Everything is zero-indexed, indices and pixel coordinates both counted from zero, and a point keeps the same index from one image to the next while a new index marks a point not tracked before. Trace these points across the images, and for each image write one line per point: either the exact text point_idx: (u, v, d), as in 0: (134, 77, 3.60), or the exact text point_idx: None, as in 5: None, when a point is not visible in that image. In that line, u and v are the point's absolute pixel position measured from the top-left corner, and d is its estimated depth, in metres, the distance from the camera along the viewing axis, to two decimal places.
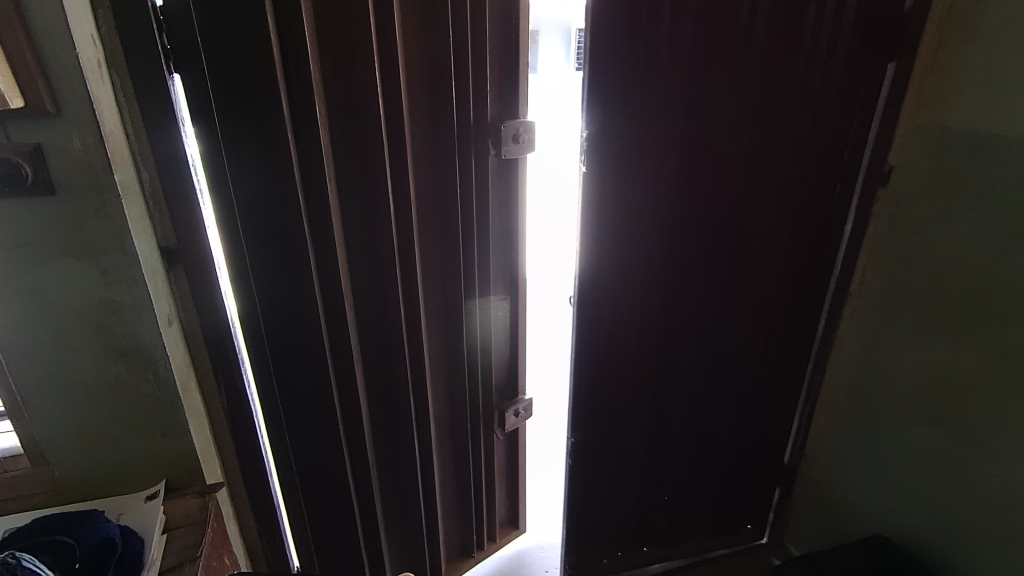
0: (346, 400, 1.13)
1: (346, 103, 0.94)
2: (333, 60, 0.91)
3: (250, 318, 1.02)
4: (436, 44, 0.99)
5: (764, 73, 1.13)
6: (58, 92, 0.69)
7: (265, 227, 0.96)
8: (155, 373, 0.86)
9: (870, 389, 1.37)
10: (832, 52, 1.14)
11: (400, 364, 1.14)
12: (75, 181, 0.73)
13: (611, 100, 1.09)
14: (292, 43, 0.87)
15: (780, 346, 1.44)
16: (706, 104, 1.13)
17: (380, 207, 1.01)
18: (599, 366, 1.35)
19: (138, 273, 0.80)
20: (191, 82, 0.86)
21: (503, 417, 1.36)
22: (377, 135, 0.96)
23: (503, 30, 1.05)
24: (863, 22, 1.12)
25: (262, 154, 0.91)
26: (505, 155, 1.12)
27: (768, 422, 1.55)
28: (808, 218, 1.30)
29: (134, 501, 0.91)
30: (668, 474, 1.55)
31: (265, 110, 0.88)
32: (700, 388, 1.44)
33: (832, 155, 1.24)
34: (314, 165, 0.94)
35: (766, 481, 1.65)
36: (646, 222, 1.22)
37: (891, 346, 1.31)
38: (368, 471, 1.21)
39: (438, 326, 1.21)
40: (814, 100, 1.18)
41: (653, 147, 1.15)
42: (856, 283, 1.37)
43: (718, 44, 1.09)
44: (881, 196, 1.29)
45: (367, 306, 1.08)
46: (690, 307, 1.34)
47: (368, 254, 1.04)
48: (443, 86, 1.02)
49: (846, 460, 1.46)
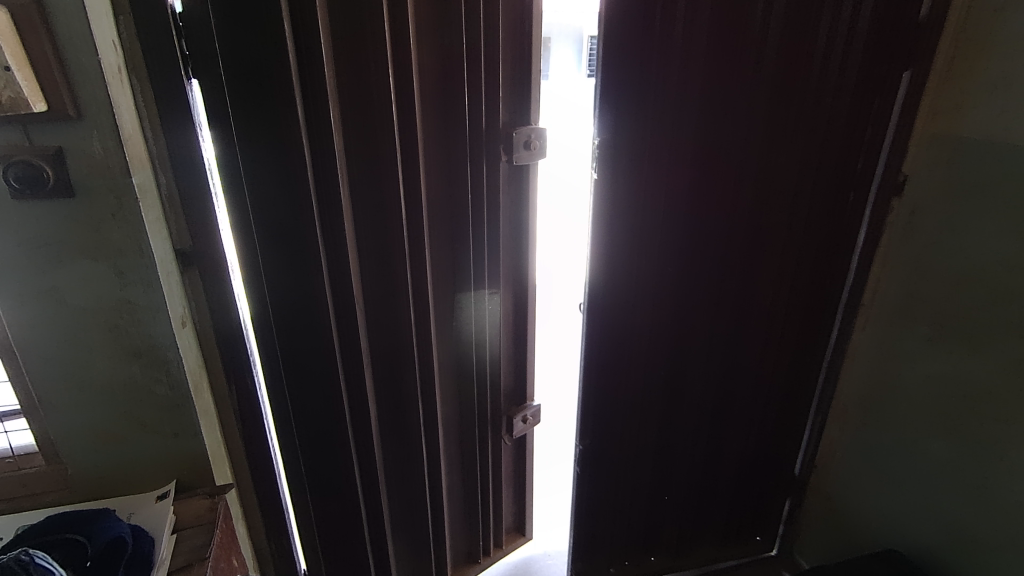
0: (355, 403, 1.13)
1: (359, 109, 0.95)
2: (347, 67, 0.93)
3: (262, 320, 1.03)
4: (449, 51, 1.01)
5: (777, 80, 1.13)
6: (79, 97, 0.70)
7: (278, 230, 0.97)
8: (168, 374, 0.87)
9: (883, 400, 1.35)
10: (847, 59, 1.13)
11: (409, 369, 1.15)
12: (94, 184, 0.74)
13: (622, 108, 1.09)
14: (308, 48, 0.88)
15: (790, 355, 1.43)
16: (719, 110, 1.13)
17: (392, 212, 1.02)
18: (608, 371, 1.35)
19: (154, 274, 0.81)
20: (208, 86, 0.87)
21: (511, 422, 1.37)
22: (390, 140, 0.98)
23: (516, 37, 1.06)
24: (877, 29, 1.11)
25: (277, 159, 0.92)
26: (517, 161, 1.13)
27: (777, 432, 1.54)
28: (819, 228, 1.29)
29: (145, 500, 0.91)
30: (676, 483, 1.54)
31: (281, 114, 0.89)
32: (711, 396, 1.43)
33: (846, 163, 1.24)
34: (328, 170, 0.95)
35: (775, 491, 1.63)
36: (658, 228, 1.21)
37: (903, 358, 1.29)
38: (375, 474, 1.21)
39: (447, 331, 1.21)
40: (828, 107, 1.17)
41: (665, 153, 1.15)
42: (869, 293, 1.36)
43: (731, 50, 1.09)
44: (895, 205, 1.27)
45: (377, 309, 1.10)
46: (700, 317, 1.33)
47: (380, 258, 1.06)
48: (455, 92, 1.03)
49: (857, 471, 1.45)
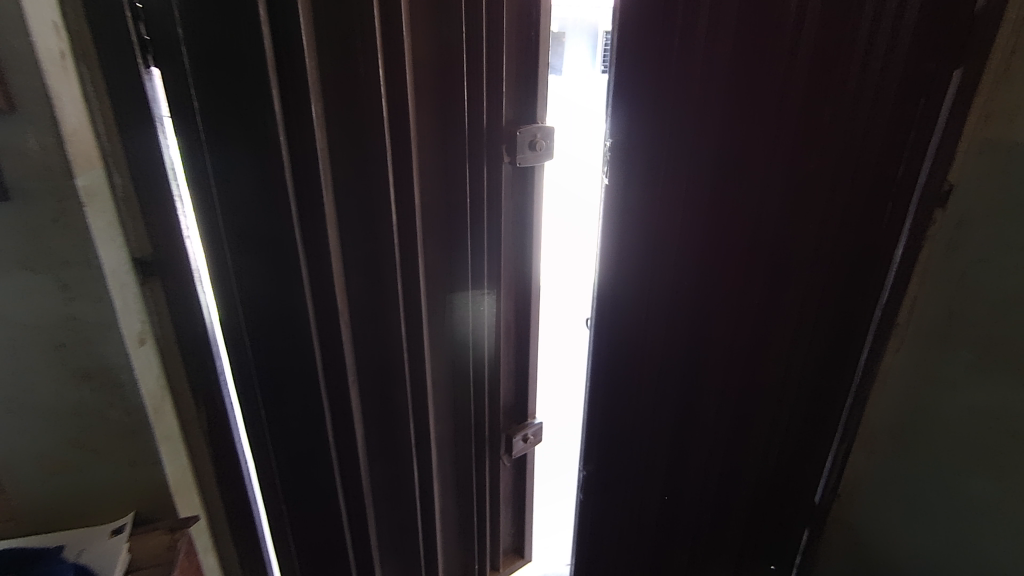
0: (339, 423, 1.05)
1: (346, 106, 0.86)
2: (332, 58, 0.83)
3: (234, 334, 0.93)
4: (448, 42, 0.91)
5: (811, 78, 1.01)
6: (12, 88, 0.62)
7: (251, 236, 0.87)
8: (123, 398, 0.78)
9: (918, 430, 1.23)
10: (890, 55, 1.01)
11: (400, 387, 1.06)
12: (32, 186, 0.65)
13: (637, 108, 1.00)
14: (287, 36, 0.79)
15: (813, 377, 1.32)
16: (744, 112, 1.02)
17: (382, 218, 0.93)
18: (616, 393, 1.26)
19: (104, 288, 0.72)
20: (171, 77, 0.77)
21: (511, 442, 1.30)
22: (380, 139, 0.88)
23: (522, 28, 0.96)
24: (927, 22, 0.99)
25: (250, 159, 0.82)
26: (521, 162, 1.03)
27: (798, 458, 1.43)
28: (851, 242, 1.18)
29: (98, 536, 0.82)
30: (687, 512, 1.43)
31: (253, 108, 0.80)
32: (727, 420, 1.33)
33: (885, 170, 1.11)
34: (309, 170, 0.85)
35: (792, 520, 1.52)
36: (675, 240, 1.11)
37: (942, 386, 1.17)
38: (362, 497, 1.12)
39: (443, 346, 1.12)
40: (867, 109, 1.05)
41: (685, 159, 1.04)
42: (905, 312, 1.23)
43: (760, 44, 0.98)
44: (939, 219, 1.14)
45: (364, 322, 1.01)
46: (718, 334, 1.23)
47: (369, 268, 0.96)
48: (453, 87, 0.93)
49: (884, 505, 1.33)
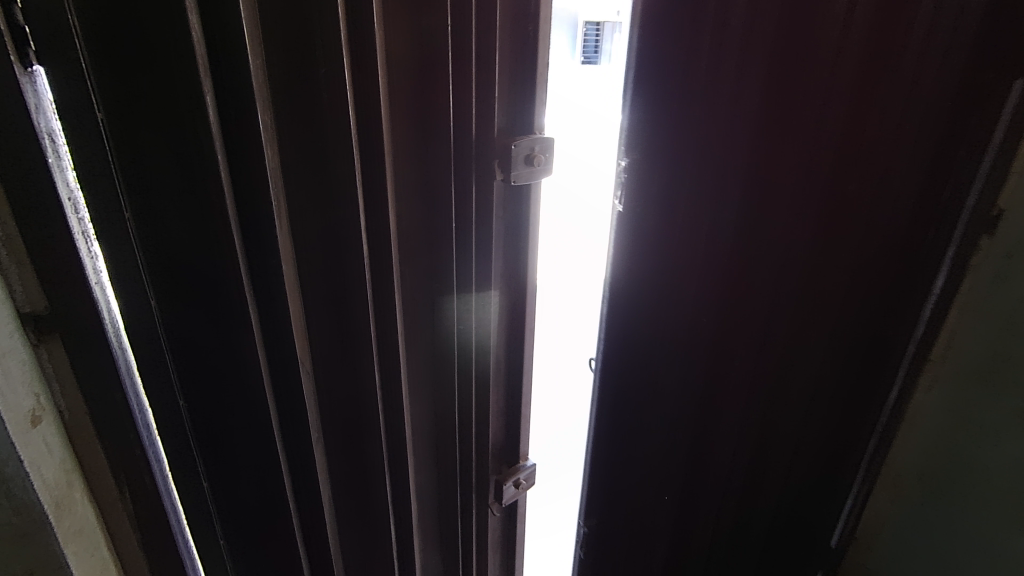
0: (301, 487, 0.88)
1: (303, 114, 0.69)
2: (284, 55, 0.66)
3: (164, 393, 0.77)
4: (430, 37, 0.74)
5: (854, 88, 0.88)
6: None
7: (182, 279, 0.70)
8: (8, 497, 0.59)
9: (953, 478, 1.11)
10: (946, 61, 0.87)
11: (374, 442, 0.90)
12: None
13: (656, 128, 0.90)
14: (222, 24, 0.60)
15: (836, 415, 1.20)
16: (776, 130, 0.90)
17: (350, 252, 0.76)
18: (617, 431, 1.16)
19: None
20: (64, 78, 0.59)
21: (501, 489, 1.14)
22: (347, 156, 0.71)
23: (518, 20, 0.80)
24: (989, 25, 0.85)
25: (178, 185, 0.65)
26: (515, 180, 0.86)
27: (817, 500, 1.31)
28: (886, 270, 1.05)
29: None
30: (695, 558, 1.32)
31: (180, 121, 0.62)
32: (741, 463, 1.21)
33: (929, 193, 0.98)
34: (256, 196, 0.68)
35: (802, 561, 1.40)
36: (692, 270, 1.00)
37: (982, 433, 1.05)
38: (329, 566, 0.96)
39: (423, 389, 0.97)
40: (915, 124, 0.92)
41: (707, 183, 0.93)
42: (940, 348, 1.10)
43: (798, 51, 0.85)
44: (985, 246, 1.00)
45: (330, 372, 0.84)
46: (737, 371, 1.10)
47: (337, 309, 0.80)
48: (437, 92, 0.76)
49: (910, 552, 1.22)
